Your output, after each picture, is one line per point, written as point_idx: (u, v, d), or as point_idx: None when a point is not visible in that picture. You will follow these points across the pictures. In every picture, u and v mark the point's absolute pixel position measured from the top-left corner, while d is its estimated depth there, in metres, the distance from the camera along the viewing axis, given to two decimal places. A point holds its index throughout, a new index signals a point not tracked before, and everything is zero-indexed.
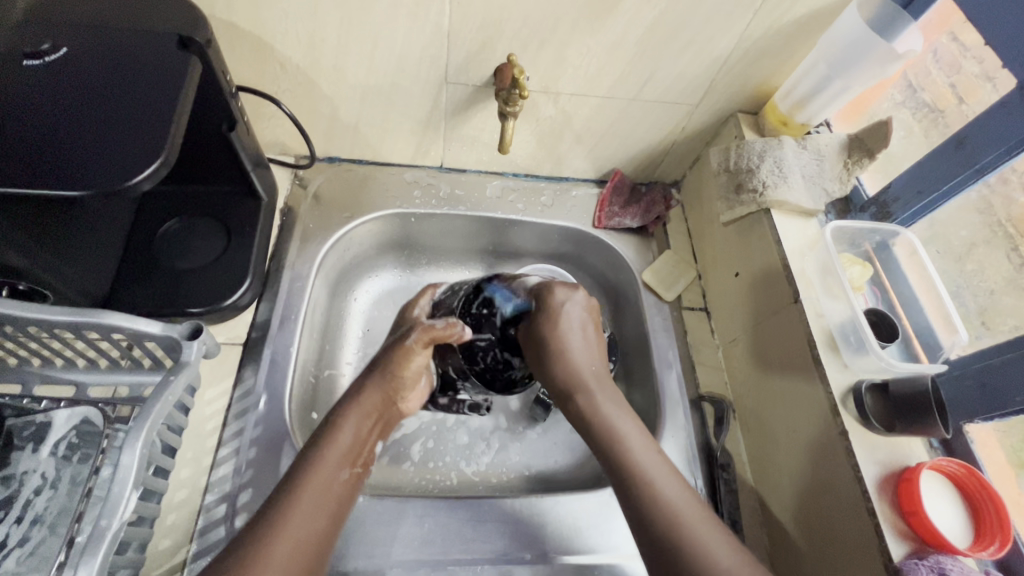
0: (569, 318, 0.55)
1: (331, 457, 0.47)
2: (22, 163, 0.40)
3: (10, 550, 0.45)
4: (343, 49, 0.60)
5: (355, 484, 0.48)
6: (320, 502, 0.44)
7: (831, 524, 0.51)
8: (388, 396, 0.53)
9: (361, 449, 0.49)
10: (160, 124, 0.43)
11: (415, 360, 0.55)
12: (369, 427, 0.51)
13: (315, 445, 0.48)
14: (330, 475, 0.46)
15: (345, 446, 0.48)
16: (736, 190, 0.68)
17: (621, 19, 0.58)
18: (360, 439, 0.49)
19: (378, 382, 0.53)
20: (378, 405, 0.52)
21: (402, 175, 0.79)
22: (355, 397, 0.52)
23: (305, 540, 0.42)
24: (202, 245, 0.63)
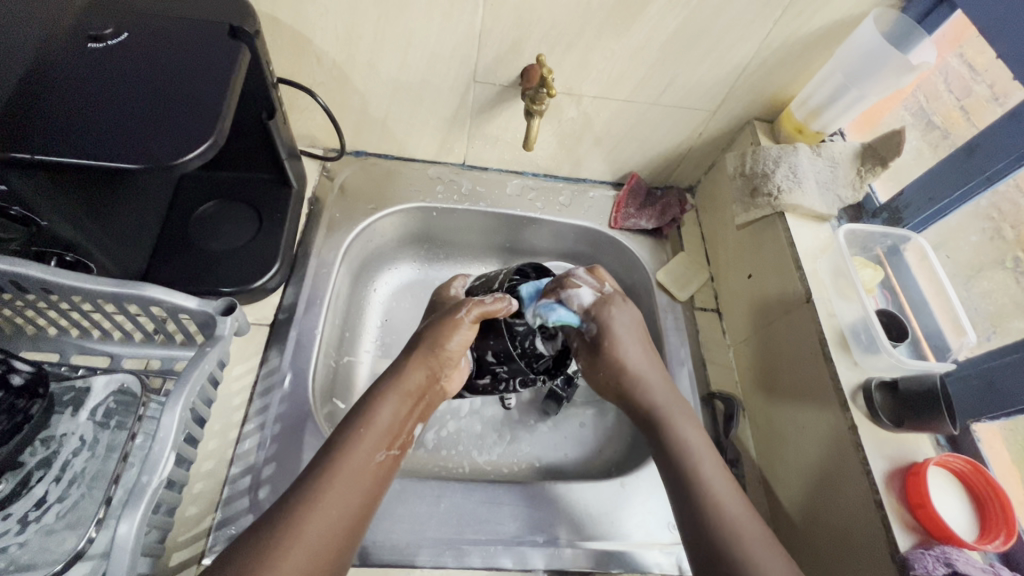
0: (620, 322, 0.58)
1: (369, 439, 0.47)
2: (84, 137, 0.42)
3: (50, 506, 0.46)
4: (379, 45, 0.63)
5: (390, 465, 0.48)
6: (355, 484, 0.45)
7: (843, 524, 0.51)
8: (432, 375, 0.54)
9: (398, 431, 0.50)
10: (211, 108, 0.46)
11: (457, 337, 0.54)
12: (407, 411, 0.51)
13: (354, 424, 0.48)
14: (365, 458, 0.46)
15: (382, 428, 0.49)
16: (751, 194, 0.70)
17: (646, 24, 0.61)
18: (398, 421, 0.50)
19: (422, 360, 0.53)
20: (420, 385, 0.53)
21: (425, 171, 0.82)
22: (397, 377, 0.52)
23: (337, 529, 0.43)
24: (235, 230, 0.66)
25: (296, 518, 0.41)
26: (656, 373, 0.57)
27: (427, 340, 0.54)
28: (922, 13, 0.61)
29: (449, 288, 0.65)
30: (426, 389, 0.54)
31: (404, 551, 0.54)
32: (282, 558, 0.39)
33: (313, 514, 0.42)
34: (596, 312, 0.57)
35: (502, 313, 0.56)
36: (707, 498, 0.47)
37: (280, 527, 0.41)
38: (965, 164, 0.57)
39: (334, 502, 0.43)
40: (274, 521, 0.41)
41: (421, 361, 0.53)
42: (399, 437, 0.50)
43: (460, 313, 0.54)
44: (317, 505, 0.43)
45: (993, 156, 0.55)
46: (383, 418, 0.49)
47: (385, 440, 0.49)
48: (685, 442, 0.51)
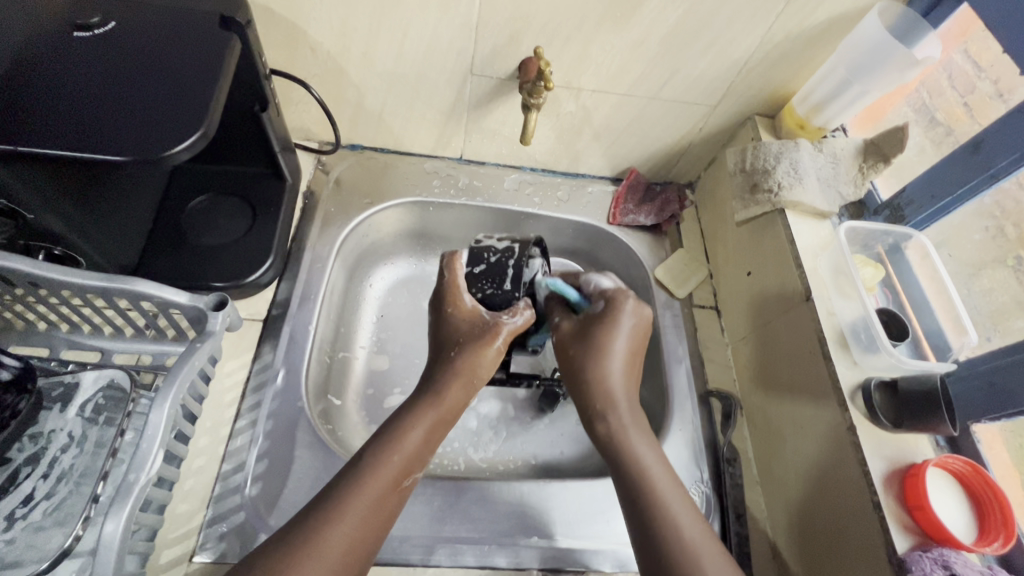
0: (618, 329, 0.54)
1: (397, 463, 0.46)
2: (68, 128, 0.41)
3: (37, 503, 0.46)
4: (374, 36, 0.62)
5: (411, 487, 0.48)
6: (378, 508, 0.44)
7: (840, 524, 0.51)
8: (466, 400, 0.52)
9: (426, 454, 0.49)
10: (201, 99, 0.45)
11: (489, 360, 0.53)
12: (438, 436, 0.50)
13: (383, 444, 0.47)
14: (390, 482, 0.45)
15: (410, 454, 0.48)
16: (751, 190, 0.69)
17: (646, 17, 0.60)
18: (428, 444, 0.49)
19: (459, 385, 0.51)
20: (452, 410, 0.51)
21: (422, 165, 0.81)
22: (433, 400, 0.50)
23: (354, 552, 0.42)
24: (227, 223, 0.65)
25: (317, 538, 0.41)
26: (625, 378, 0.53)
27: (465, 363, 0.52)
28: (927, 8, 0.61)
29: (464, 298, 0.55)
30: (459, 412, 0.52)
31: (397, 550, 0.54)
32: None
33: (337, 537, 0.41)
34: (614, 296, 0.56)
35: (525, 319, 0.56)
36: (662, 525, 0.45)
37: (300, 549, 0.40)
38: (969, 162, 0.57)
39: (356, 525, 0.43)
40: (292, 540, 0.41)
41: (459, 385, 0.51)
42: (424, 462, 0.49)
43: (496, 344, 0.53)
44: (338, 525, 0.42)
45: (998, 153, 0.54)
46: (411, 444, 0.48)
47: (409, 466, 0.47)
48: (642, 466, 0.48)
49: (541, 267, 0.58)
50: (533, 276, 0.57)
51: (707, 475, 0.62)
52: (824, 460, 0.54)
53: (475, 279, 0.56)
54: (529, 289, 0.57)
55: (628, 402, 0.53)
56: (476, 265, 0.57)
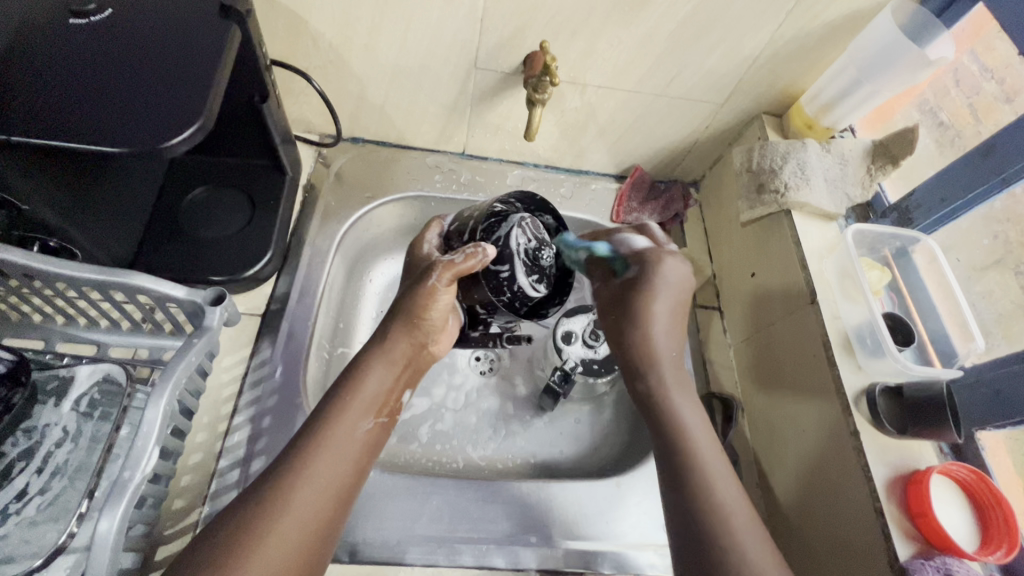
0: (663, 303, 0.53)
1: (353, 406, 0.48)
2: (64, 118, 0.40)
3: (31, 498, 0.45)
4: (377, 28, 0.61)
5: (379, 434, 0.49)
6: (339, 456, 0.45)
7: (837, 527, 0.51)
8: (416, 345, 0.54)
9: (385, 400, 0.51)
10: (199, 89, 0.44)
11: (437, 302, 0.53)
12: (394, 378, 0.52)
13: (339, 391, 0.49)
14: (350, 427, 0.47)
15: (369, 395, 0.49)
16: (758, 190, 0.68)
17: (654, 12, 0.59)
18: (385, 389, 0.51)
19: (404, 331, 0.53)
20: (405, 354, 0.53)
21: (424, 159, 0.80)
22: (381, 345, 0.52)
23: (322, 513, 0.42)
24: (227, 216, 0.64)
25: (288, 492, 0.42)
26: (667, 334, 0.54)
27: (412, 303, 0.52)
28: (942, 7, 0.60)
29: (424, 245, 0.58)
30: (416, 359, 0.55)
31: (394, 548, 0.54)
32: (269, 535, 0.40)
33: (301, 492, 0.42)
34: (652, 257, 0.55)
35: (477, 267, 0.52)
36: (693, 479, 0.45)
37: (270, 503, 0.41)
38: (981, 165, 0.56)
39: (321, 471, 0.44)
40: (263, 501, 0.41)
41: (403, 331, 0.53)
42: (385, 407, 0.50)
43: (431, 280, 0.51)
44: (307, 475, 0.43)
45: (1011, 157, 0.53)
46: (370, 386, 0.49)
47: (368, 410, 0.49)
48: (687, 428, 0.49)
49: (516, 224, 0.53)
50: (508, 231, 0.53)
51: None
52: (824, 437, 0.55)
53: (448, 236, 0.58)
54: (500, 243, 0.53)
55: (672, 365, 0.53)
56: (452, 225, 0.59)
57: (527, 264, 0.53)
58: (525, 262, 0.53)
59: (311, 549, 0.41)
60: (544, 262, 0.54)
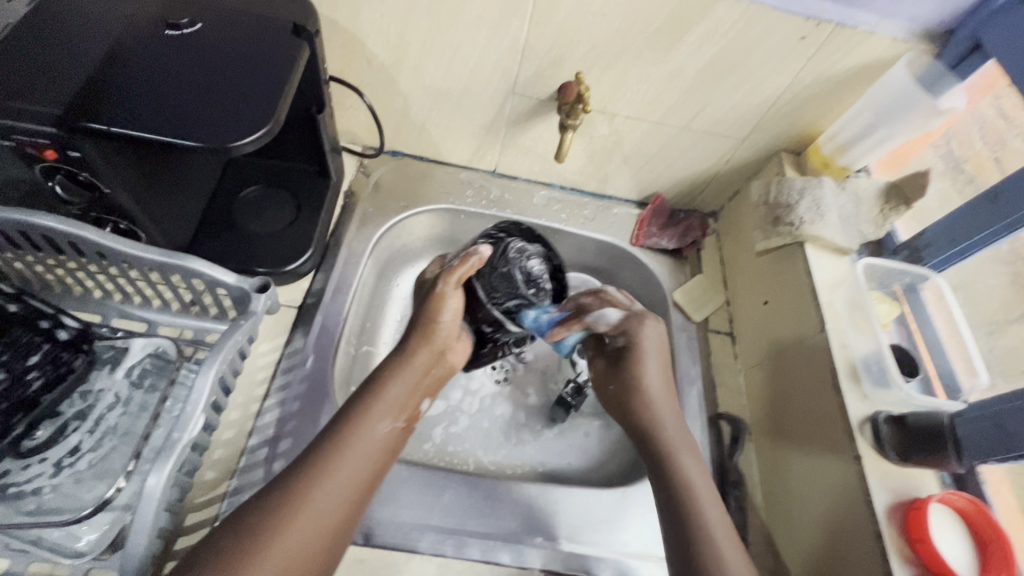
0: (650, 375, 0.60)
1: (380, 408, 0.51)
2: (153, 114, 0.46)
3: (83, 454, 0.50)
4: (427, 52, 0.67)
5: (400, 437, 0.51)
6: (365, 453, 0.48)
7: (841, 552, 0.52)
8: (434, 355, 0.58)
9: (409, 405, 0.54)
10: (272, 97, 0.49)
11: (449, 310, 0.59)
12: (418, 385, 0.55)
13: (367, 393, 0.52)
14: (379, 427, 0.50)
15: (394, 399, 0.52)
16: (773, 222, 0.71)
17: (682, 52, 0.64)
18: (409, 395, 0.54)
19: (423, 342, 0.57)
20: (427, 362, 0.57)
21: (457, 175, 0.85)
22: (408, 356, 0.56)
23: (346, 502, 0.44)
24: (274, 214, 0.69)
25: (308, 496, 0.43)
26: (656, 375, 0.60)
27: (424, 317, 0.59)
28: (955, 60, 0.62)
29: (430, 265, 0.65)
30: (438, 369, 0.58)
31: (406, 536, 0.56)
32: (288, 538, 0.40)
33: (329, 478, 0.45)
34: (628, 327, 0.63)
35: (475, 268, 0.58)
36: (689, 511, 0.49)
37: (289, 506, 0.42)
38: (987, 209, 0.58)
39: (347, 464, 0.46)
40: (278, 505, 0.42)
41: (426, 346, 0.57)
42: (407, 413, 0.53)
43: (437, 286, 0.59)
44: (337, 462, 0.46)
45: (1015, 203, 0.55)
46: (394, 391, 0.53)
47: (393, 412, 0.52)
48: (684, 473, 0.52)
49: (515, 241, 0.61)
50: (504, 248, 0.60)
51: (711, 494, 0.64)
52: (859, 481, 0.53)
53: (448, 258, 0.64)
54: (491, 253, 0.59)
55: (669, 414, 0.58)
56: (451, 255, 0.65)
57: (521, 277, 0.61)
58: (522, 275, 0.62)
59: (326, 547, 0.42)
60: (536, 276, 0.63)
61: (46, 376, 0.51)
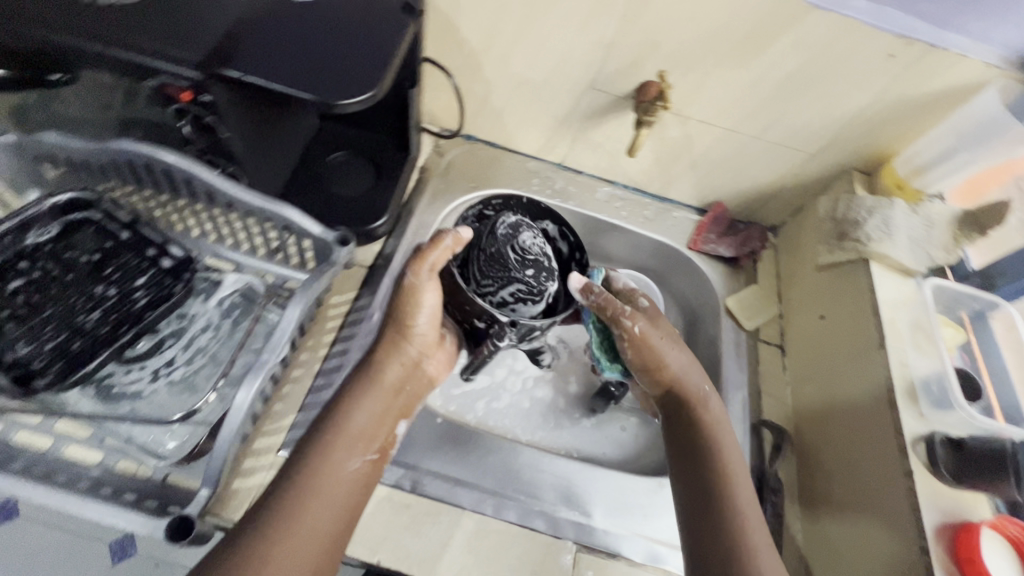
0: (677, 362, 0.62)
1: (343, 438, 0.53)
2: (278, 70, 0.51)
3: (177, 366, 0.58)
4: (517, 41, 0.70)
5: (371, 462, 0.54)
6: (337, 484, 0.51)
7: (882, 566, 0.52)
8: (408, 367, 0.61)
9: (377, 428, 0.56)
10: (380, 64, 0.54)
11: (423, 317, 0.61)
12: (387, 404, 0.58)
13: (327, 423, 0.54)
14: (343, 453, 0.52)
15: (358, 428, 0.55)
16: (839, 238, 0.71)
17: (766, 61, 0.65)
18: (376, 419, 0.56)
19: (393, 360, 0.60)
20: (398, 378, 0.59)
21: (525, 164, 0.88)
22: (374, 378, 0.58)
23: (332, 526, 0.49)
24: (355, 179, 0.74)
25: (296, 525, 0.47)
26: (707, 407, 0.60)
27: (394, 330, 0.61)
28: None
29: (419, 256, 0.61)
30: (415, 375, 0.62)
31: (450, 489, 0.59)
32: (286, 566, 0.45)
33: (307, 512, 0.48)
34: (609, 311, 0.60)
35: (450, 249, 0.59)
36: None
37: (280, 537, 0.46)
38: None
39: (323, 496, 0.49)
40: (251, 551, 0.45)
41: (394, 366, 0.59)
42: (376, 435, 0.56)
43: (409, 277, 0.59)
44: (311, 495, 0.49)
45: None
46: (357, 418, 0.55)
47: (358, 441, 0.54)
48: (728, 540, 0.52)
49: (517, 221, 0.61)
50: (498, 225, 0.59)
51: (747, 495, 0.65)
52: (877, 565, 0.52)
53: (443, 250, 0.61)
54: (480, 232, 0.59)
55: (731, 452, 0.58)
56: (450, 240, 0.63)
57: (516, 254, 0.57)
58: (513, 249, 0.57)
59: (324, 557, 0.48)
60: (530, 252, 0.58)
61: (150, 295, 0.58)
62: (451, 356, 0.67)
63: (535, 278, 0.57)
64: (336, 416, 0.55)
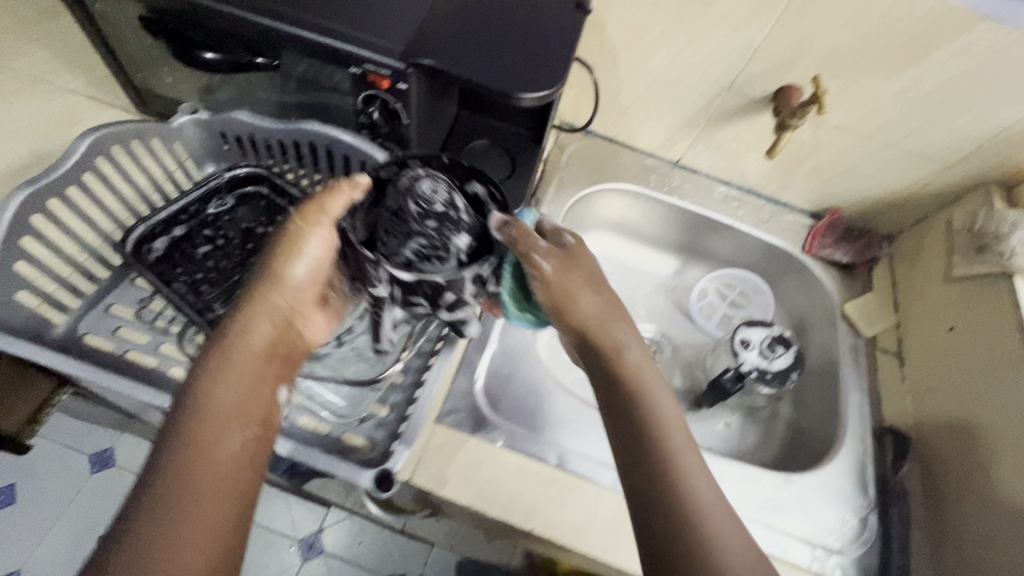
0: (590, 306, 0.49)
1: (211, 419, 0.43)
2: (468, 63, 0.55)
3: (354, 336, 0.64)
4: (661, 41, 0.72)
5: (252, 448, 0.44)
6: (210, 487, 0.40)
7: None
8: (282, 320, 0.51)
9: (249, 409, 0.45)
10: (559, 62, 0.56)
11: (304, 265, 0.53)
12: (256, 374, 0.47)
13: (185, 400, 0.44)
14: (229, 445, 0.42)
15: (227, 405, 0.44)
16: (978, 250, 0.70)
17: (920, 69, 0.65)
18: (245, 394, 0.46)
19: (262, 314, 0.50)
20: (269, 338, 0.50)
21: (643, 160, 0.90)
22: (220, 339, 0.47)
23: (215, 548, 0.38)
24: (493, 168, 0.77)
25: (172, 534, 0.37)
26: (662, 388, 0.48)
27: (256, 296, 0.51)
28: None
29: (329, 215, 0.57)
30: (288, 340, 0.52)
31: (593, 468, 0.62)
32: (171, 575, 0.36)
33: (176, 535, 0.37)
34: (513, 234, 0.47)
35: (349, 196, 0.51)
36: None
37: (148, 553, 0.36)
38: None
39: (198, 510, 0.39)
40: None
41: (262, 316, 0.50)
42: (252, 413, 0.45)
43: (295, 223, 0.52)
44: (184, 512, 0.38)
45: None
46: (225, 391, 0.44)
47: (230, 416, 0.44)
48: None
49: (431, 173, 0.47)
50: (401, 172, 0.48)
51: (874, 493, 0.66)
52: None
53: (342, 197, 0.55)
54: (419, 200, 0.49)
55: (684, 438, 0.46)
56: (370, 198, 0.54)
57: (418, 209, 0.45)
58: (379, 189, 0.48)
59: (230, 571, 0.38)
60: (434, 203, 0.45)
61: None
62: (336, 313, 0.58)
63: (437, 231, 0.45)
64: (192, 399, 0.43)
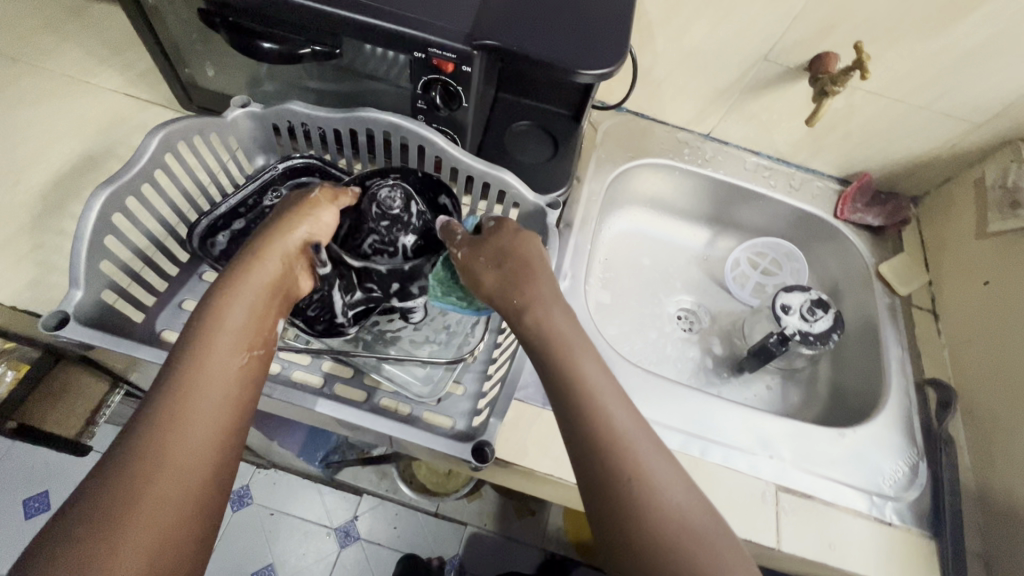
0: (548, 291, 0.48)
1: (220, 344, 0.43)
2: (532, 41, 0.55)
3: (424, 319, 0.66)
4: (700, 13, 0.73)
5: (255, 366, 0.44)
6: (210, 414, 0.40)
7: None
8: (289, 261, 0.49)
9: (256, 333, 0.45)
10: (618, 39, 0.57)
11: (309, 220, 0.52)
12: (263, 305, 0.46)
13: (196, 327, 0.43)
14: (229, 364, 0.42)
15: (234, 329, 0.44)
16: (1011, 205, 0.74)
17: (957, 31, 0.67)
18: (253, 319, 0.45)
19: (275, 252, 0.49)
20: (276, 276, 0.48)
21: (674, 134, 0.91)
22: (240, 272, 0.47)
23: (196, 475, 0.38)
24: (536, 148, 0.77)
25: (132, 506, 0.36)
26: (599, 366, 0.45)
27: (267, 234, 0.49)
28: None
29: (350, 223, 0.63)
30: (285, 285, 0.49)
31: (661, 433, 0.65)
32: (152, 505, 0.36)
33: (165, 460, 0.38)
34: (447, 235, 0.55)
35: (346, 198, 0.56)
36: None
37: (120, 485, 0.36)
38: None
39: (188, 433, 0.39)
40: (99, 515, 0.35)
41: (274, 255, 0.49)
42: (257, 340, 0.45)
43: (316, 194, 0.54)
44: (178, 433, 0.39)
45: None
46: (235, 317, 0.44)
47: (238, 341, 0.44)
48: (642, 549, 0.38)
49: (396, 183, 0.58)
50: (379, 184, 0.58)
51: (921, 443, 0.70)
52: None
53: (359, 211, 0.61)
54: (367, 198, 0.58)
55: (620, 410, 0.43)
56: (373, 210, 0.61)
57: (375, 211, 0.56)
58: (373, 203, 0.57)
59: (181, 539, 0.37)
60: (390, 207, 0.56)
61: None
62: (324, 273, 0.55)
63: (388, 230, 0.57)
64: (204, 323, 0.43)
